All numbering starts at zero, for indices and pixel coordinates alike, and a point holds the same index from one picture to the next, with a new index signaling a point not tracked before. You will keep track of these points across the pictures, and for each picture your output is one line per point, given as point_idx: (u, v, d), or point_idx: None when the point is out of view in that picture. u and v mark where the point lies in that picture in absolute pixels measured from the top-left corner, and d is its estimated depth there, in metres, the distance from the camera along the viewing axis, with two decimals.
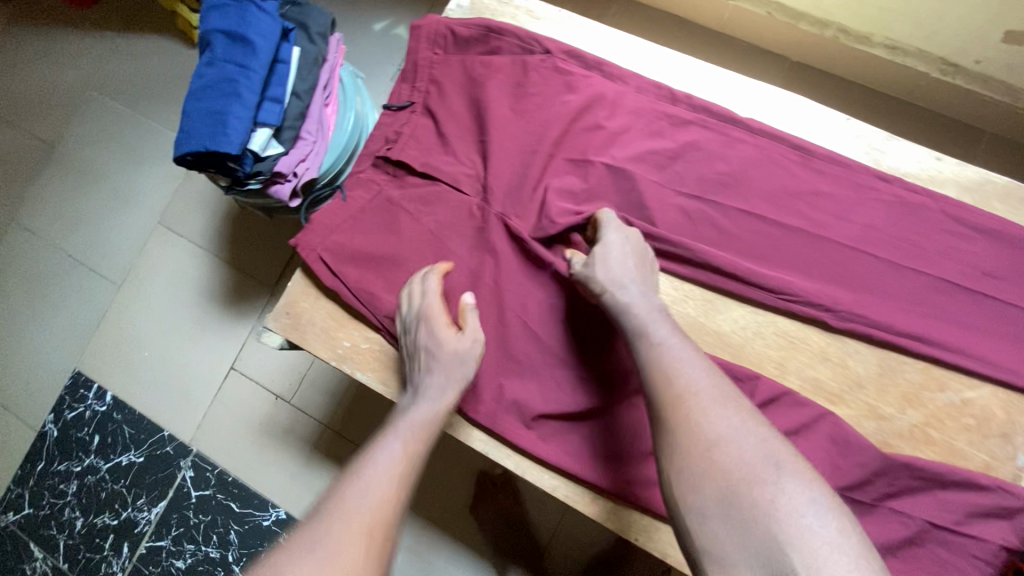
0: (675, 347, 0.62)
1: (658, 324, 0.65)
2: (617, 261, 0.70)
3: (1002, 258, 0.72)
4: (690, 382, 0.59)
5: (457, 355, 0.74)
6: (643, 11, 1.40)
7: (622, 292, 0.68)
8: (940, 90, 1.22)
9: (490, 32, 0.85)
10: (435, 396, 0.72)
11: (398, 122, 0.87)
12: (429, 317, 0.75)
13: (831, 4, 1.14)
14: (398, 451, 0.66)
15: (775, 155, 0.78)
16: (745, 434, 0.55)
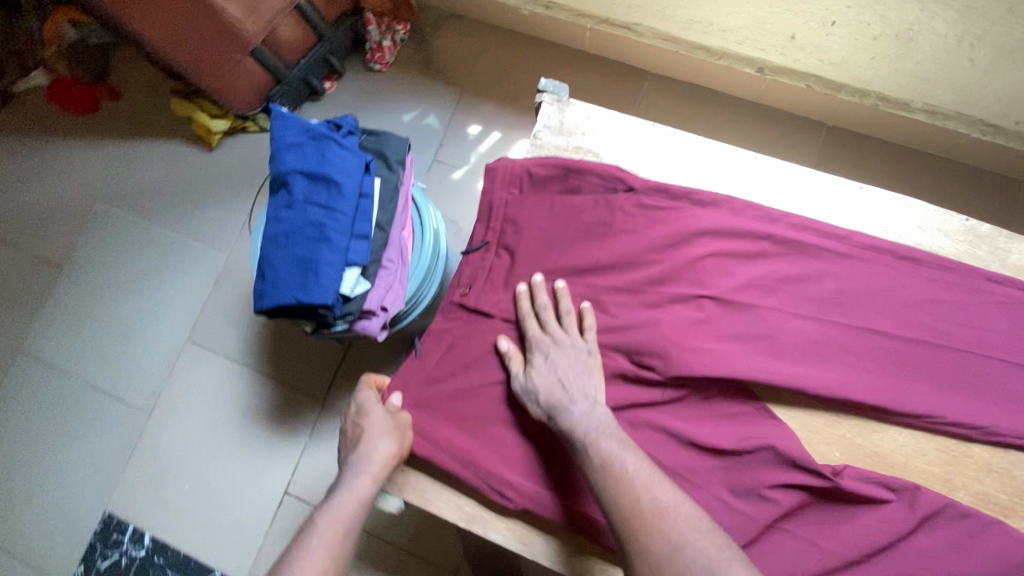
0: (619, 465, 0.62)
1: (600, 439, 0.64)
2: (548, 384, 0.72)
3: None
4: (634, 503, 0.58)
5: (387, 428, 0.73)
6: (675, 85, 1.44)
7: (562, 417, 0.68)
8: (978, 148, 1.26)
9: (571, 172, 0.80)
10: (356, 489, 0.68)
11: (482, 264, 0.84)
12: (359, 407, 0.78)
13: (870, 75, 1.18)
14: (331, 539, 0.63)
15: (906, 262, 0.76)
16: (685, 547, 0.54)
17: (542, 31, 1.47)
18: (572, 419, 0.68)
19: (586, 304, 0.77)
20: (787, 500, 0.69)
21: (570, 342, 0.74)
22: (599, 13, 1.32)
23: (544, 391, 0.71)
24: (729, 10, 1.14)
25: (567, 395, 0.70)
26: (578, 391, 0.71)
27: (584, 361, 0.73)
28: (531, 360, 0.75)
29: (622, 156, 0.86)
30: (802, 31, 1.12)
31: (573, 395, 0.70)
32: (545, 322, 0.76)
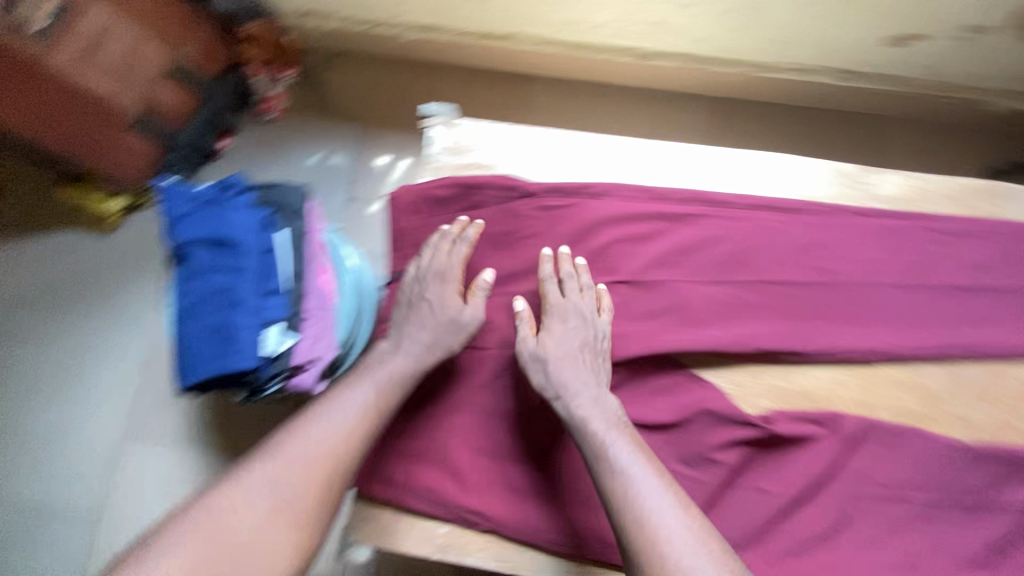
0: (633, 470, 0.65)
1: (615, 438, 0.67)
2: (566, 363, 0.72)
3: (1004, 250, 0.79)
4: (646, 507, 0.62)
5: (452, 324, 0.76)
6: (565, 85, 1.50)
7: (572, 401, 0.71)
8: (844, 94, 1.37)
9: (468, 189, 0.82)
10: (421, 359, 0.75)
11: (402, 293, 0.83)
12: (449, 273, 0.78)
13: (735, 46, 1.27)
14: (364, 404, 0.72)
15: (792, 213, 0.82)
16: (690, 554, 0.59)
17: (427, 55, 1.49)
18: (583, 405, 0.70)
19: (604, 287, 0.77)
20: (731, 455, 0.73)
21: (590, 318, 0.75)
22: (478, 29, 1.35)
23: (558, 372, 0.72)
24: (597, 6, 1.21)
25: (581, 381, 0.71)
26: (591, 375, 0.72)
27: (598, 340, 0.74)
28: (546, 331, 0.75)
29: (519, 166, 0.88)
30: (667, 16, 1.20)
31: (587, 378, 0.72)
32: (568, 297, 0.75)
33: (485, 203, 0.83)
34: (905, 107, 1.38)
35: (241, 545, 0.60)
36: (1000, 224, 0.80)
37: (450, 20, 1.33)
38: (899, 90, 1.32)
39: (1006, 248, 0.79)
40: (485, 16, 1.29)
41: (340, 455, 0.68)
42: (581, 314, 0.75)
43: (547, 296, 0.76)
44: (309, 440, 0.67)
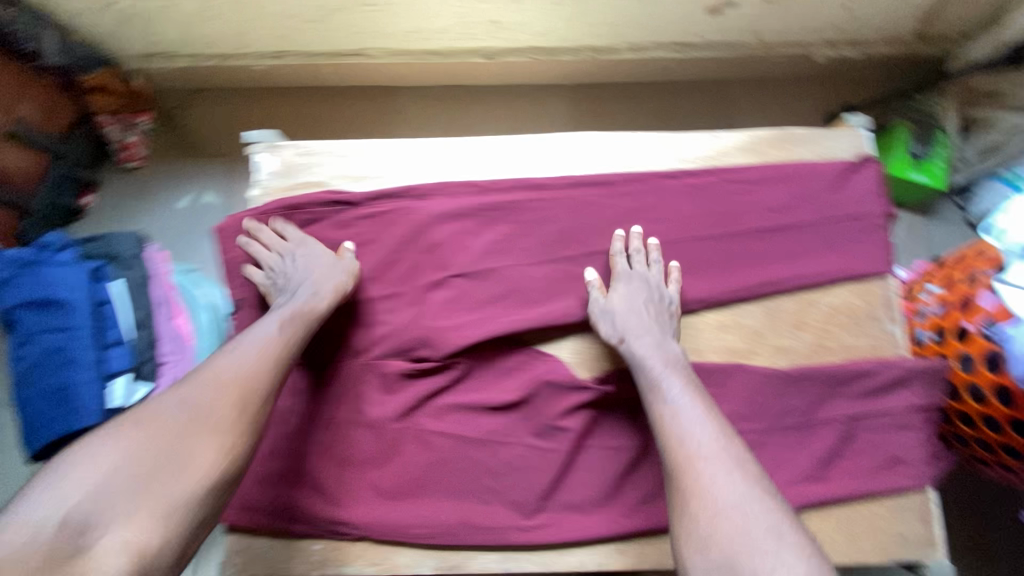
0: (686, 407, 0.69)
1: (672, 376, 0.72)
2: (633, 310, 0.77)
3: (796, 189, 0.87)
4: (693, 436, 0.66)
5: (333, 272, 0.77)
6: (428, 91, 1.53)
7: (636, 341, 0.75)
8: (687, 64, 1.44)
9: (292, 211, 0.83)
10: (317, 294, 0.74)
11: (245, 321, 0.84)
12: (305, 248, 0.80)
13: (573, 33, 1.32)
14: (272, 334, 0.70)
15: (607, 185, 0.87)
16: (729, 481, 0.62)
17: (284, 81, 1.48)
18: (645, 345, 0.74)
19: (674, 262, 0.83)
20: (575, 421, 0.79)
21: (654, 283, 0.80)
22: (327, 49, 1.36)
23: (620, 318, 0.77)
24: (433, 11, 1.24)
25: (643, 329, 0.76)
26: (654, 322, 0.77)
27: (662, 302, 0.79)
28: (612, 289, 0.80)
29: (347, 179, 0.89)
30: (501, 14, 1.25)
31: (651, 323, 0.76)
32: (635, 265, 0.81)
33: (313, 221, 0.84)
34: (743, 69, 1.47)
35: (159, 448, 0.59)
36: (790, 166, 0.87)
37: (295, 42, 1.33)
38: (732, 54, 1.40)
39: (798, 187, 0.87)
40: (331, 35, 1.32)
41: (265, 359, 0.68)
42: (649, 281, 0.80)
43: (618, 263, 0.82)
44: (237, 350, 0.68)
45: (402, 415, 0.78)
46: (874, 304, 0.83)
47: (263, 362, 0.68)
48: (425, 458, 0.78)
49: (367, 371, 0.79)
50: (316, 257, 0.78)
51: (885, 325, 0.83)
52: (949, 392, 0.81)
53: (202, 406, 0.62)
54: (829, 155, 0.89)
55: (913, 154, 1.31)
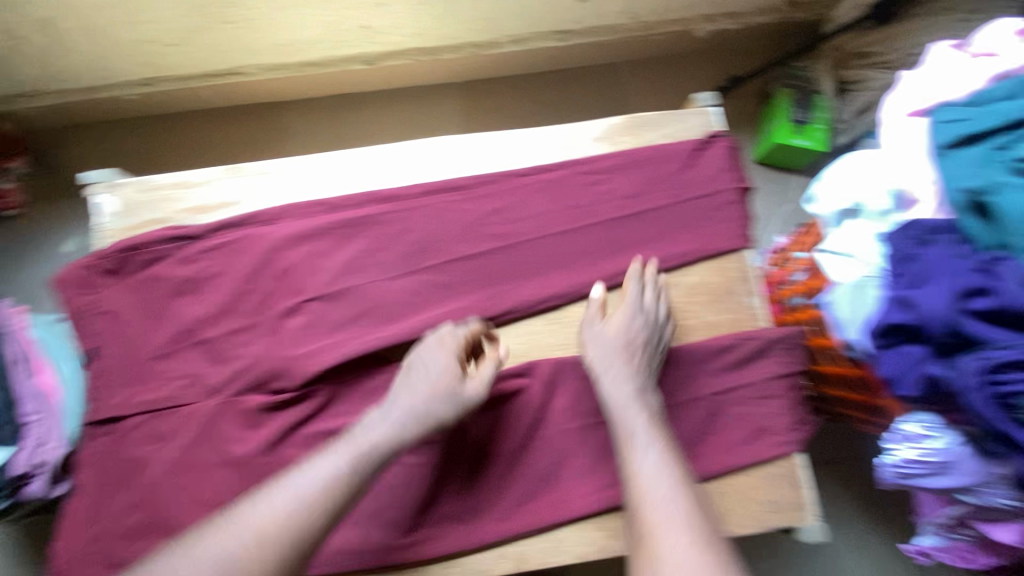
0: (659, 475, 0.66)
1: (650, 428, 0.70)
2: (626, 349, 0.75)
3: (648, 174, 0.87)
4: (660, 506, 0.64)
5: (444, 396, 0.70)
6: (315, 101, 1.50)
7: (618, 383, 0.73)
8: (571, 51, 1.43)
9: (132, 252, 0.80)
10: (390, 421, 0.68)
11: (96, 371, 0.80)
12: (453, 347, 0.73)
13: (448, 31, 1.30)
14: (317, 480, 0.62)
15: (462, 190, 0.86)
16: (690, 554, 0.60)
17: (163, 108, 1.43)
18: (627, 391, 0.72)
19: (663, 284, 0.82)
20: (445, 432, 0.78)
21: (655, 321, 0.78)
22: (199, 71, 1.32)
23: (608, 357, 0.75)
24: (298, 24, 1.20)
25: (630, 369, 0.74)
26: (642, 364, 0.75)
27: (656, 343, 0.77)
28: (611, 317, 0.78)
29: (195, 210, 0.86)
30: (368, 19, 1.22)
31: (637, 367, 0.74)
32: (646, 297, 0.79)
33: (157, 259, 0.81)
34: (628, 51, 1.47)
35: None
36: (640, 152, 0.88)
37: (161, 68, 1.28)
38: (613, 38, 1.39)
39: (650, 172, 0.87)
40: (200, 57, 1.27)
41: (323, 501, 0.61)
42: (655, 320, 0.78)
43: (629, 292, 0.79)
44: (298, 480, 0.62)
45: (265, 450, 0.75)
46: (732, 279, 0.84)
47: (316, 506, 0.61)
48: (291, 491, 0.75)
49: (226, 410, 0.76)
50: (449, 363, 0.72)
51: (743, 299, 0.84)
52: (810, 356, 0.83)
53: (245, 564, 0.56)
54: (676, 135, 0.91)
55: (796, 121, 1.33)
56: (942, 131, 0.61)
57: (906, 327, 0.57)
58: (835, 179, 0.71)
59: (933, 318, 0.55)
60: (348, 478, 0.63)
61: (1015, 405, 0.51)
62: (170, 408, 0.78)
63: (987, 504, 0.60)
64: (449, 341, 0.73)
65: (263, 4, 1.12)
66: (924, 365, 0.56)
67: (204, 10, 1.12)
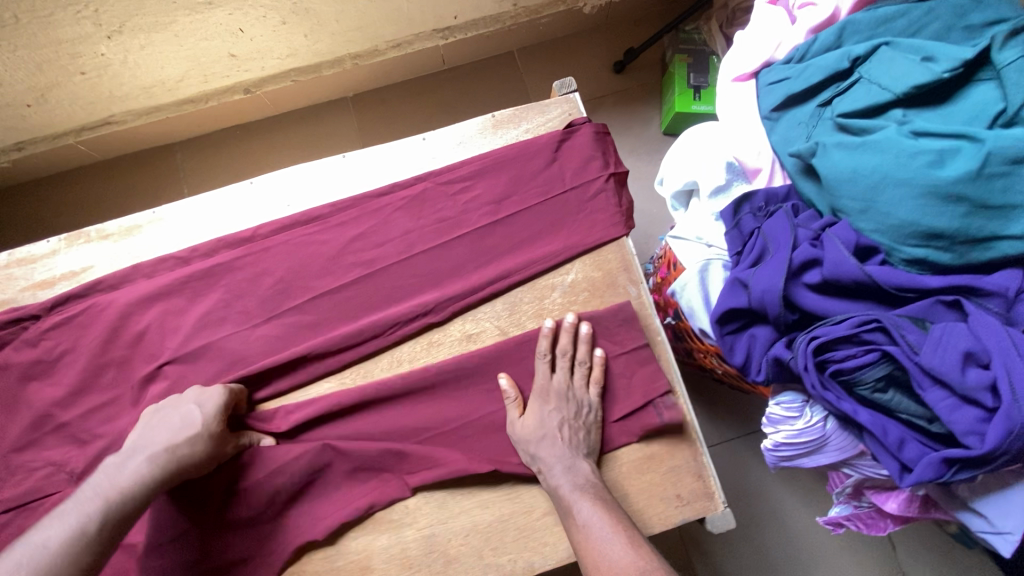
0: (601, 539, 0.62)
1: (584, 501, 0.66)
2: (543, 436, 0.70)
3: (511, 175, 0.83)
4: (610, 568, 0.60)
5: (192, 434, 0.65)
6: (203, 139, 1.42)
7: (549, 475, 0.69)
8: (459, 45, 1.35)
9: None
10: (134, 465, 0.62)
11: None
12: (213, 393, 0.69)
13: (324, 47, 1.21)
14: (35, 553, 0.55)
15: (319, 220, 0.82)
16: None
17: (39, 170, 1.35)
18: (554, 472, 0.69)
19: (581, 325, 0.76)
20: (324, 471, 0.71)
21: (569, 394, 0.73)
22: (69, 126, 1.24)
23: (527, 446, 0.71)
24: (157, 64, 1.10)
25: (555, 451, 0.69)
26: (569, 445, 0.70)
27: (580, 416, 0.73)
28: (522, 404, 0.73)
29: (37, 286, 0.80)
30: (233, 48, 1.12)
31: (561, 448, 0.70)
32: (555, 371, 0.74)
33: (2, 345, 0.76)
34: (519, 38, 1.40)
35: None
36: (500, 155, 0.84)
37: (21, 131, 1.19)
38: (500, 27, 1.32)
39: (513, 173, 0.83)
40: (66, 113, 1.18)
41: (68, 555, 0.56)
42: (568, 391, 0.73)
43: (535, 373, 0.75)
44: (35, 541, 0.56)
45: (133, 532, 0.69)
46: (612, 271, 0.81)
47: (57, 564, 0.55)
48: (158, 566, 0.66)
49: None
50: (210, 407, 0.67)
51: (627, 289, 0.80)
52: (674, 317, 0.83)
53: None
54: (540, 131, 0.88)
55: (693, 86, 1.25)
56: (772, 96, 0.63)
57: (749, 309, 0.57)
58: (673, 161, 0.70)
59: (770, 296, 0.55)
60: (93, 527, 0.58)
61: (856, 381, 0.52)
62: (36, 501, 0.71)
63: (868, 475, 0.60)
64: (210, 392, 0.69)
65: (112, 49, 1.03)
66: (772, 347, 0.57)
67: (52, 65, 1.02)
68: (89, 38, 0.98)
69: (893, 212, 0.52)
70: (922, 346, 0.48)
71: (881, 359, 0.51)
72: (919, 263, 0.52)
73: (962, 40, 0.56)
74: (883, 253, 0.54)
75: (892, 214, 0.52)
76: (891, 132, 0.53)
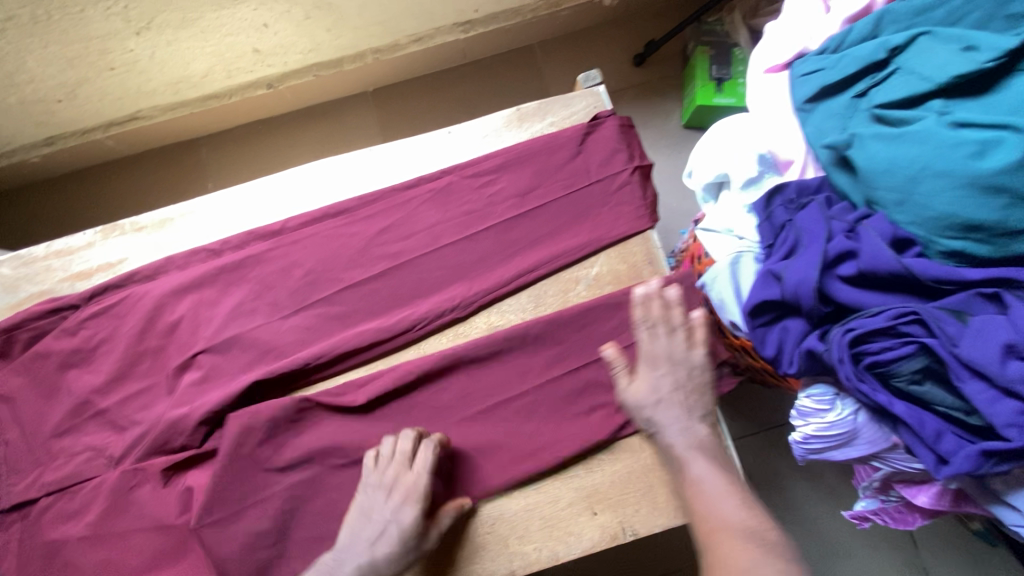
0: (718, 494, 0.60)
1: (701, 460, 0.63)
2: (659, 399, 0.67)
3: (536, 169, 0.84)
4: (724, 519, 0.58)
5: (395, 537, 0.63)
6: (227, 135, 1.44)
7: (665, 434, 0.66)
8: (479, 39, 1.35)
9: (14, 331, 0.78)
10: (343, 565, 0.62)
11: None
12: (409, 499, 0.64)
13: (346, 41, 1.22)
14: None
15: (346, 213, 0.83)
16: (760, 563, 0.53)
17: (69, 164, 1.38)
18: (671, 428, 0.66)
19: (671, 287, 0.71)
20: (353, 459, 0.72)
21: (681, 354, 0.69)
22: (98, 121, 1.26)
23: (639, 406, 0.68)
24: (184, 59, 1.12)
25: (670, 412, 0.67)
26: (685, 406, 0.67)
27: (694, 376, 0.68)
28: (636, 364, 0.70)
29: (74, 277, 0.82)
30: (258, 43, 1.13)
31: (679, 408, 0.67)
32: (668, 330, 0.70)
33: (44, 335, 0.79)
34: (539, 31, 1.40)
35: None
36: (525, 148, 0.84)
37: (54, 126, 1.22)
38: (520, 21, 1.32)
39: (537, 166, 0.84)
40: (95, 108, 1.21)
41: None
42: (687, 352, 0.69)
43: (644, 334, 0.70)
44: None
45: (170, 515, 0.71)
46: (637, 263, 0.81)
47: None
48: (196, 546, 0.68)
49: (126, 479, 0.73)
50: (409, 521, 0.64)
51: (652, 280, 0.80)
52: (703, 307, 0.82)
53: None
54: (564, 124, 0.88)
55: (715, 79, 1.23)
56: (806, 87, 0.63)
57: (782, 301, 0.57)
58: (703, 153, 0.70)
59: (804, 288, 0.55)
60: None
61: (892, 373, 0.52)
62: (78, 484, 0.74)
63: (898, 469, 0.59)
64: (411, 477, 0.66)
65: (141, 45, 1.04)
66: (805, 339, 0.57)
67: (82, 61, 1.04)
68: (118, 34, 1.00)
69: (931, 204, 0.52)
70: (962, 338, 0.49)
71: (918, 351, 0.51)
72: (957, 256, 0.52)
73: (1003, 30, 0.55)
74: (920, 246, 0.54)
75: (930, 206, 0.52)
76: (930, 123, 0.53)
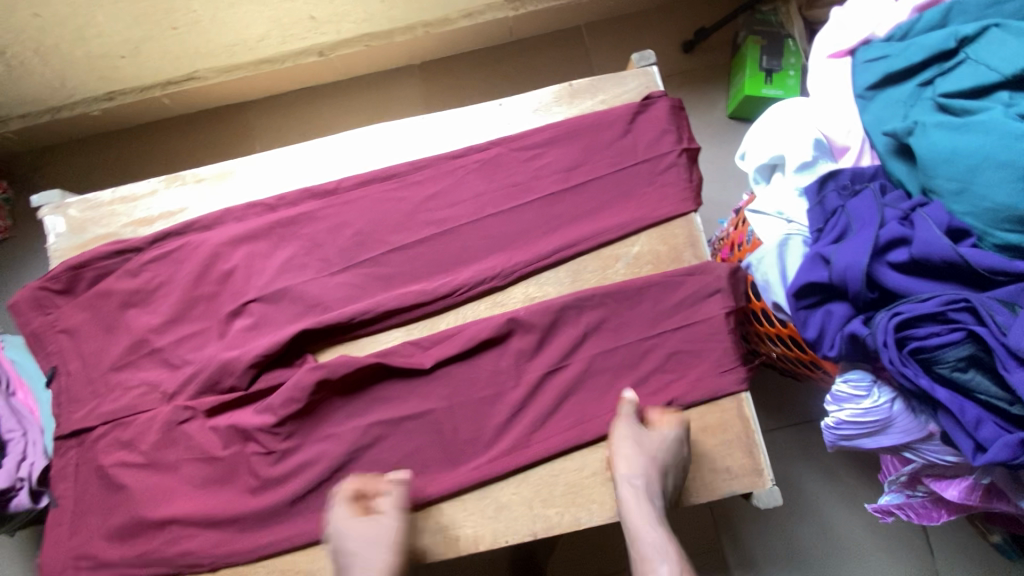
0: None
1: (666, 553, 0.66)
2: (653, 470, 0.69)
3: (583, 146, 0.85)
4: None
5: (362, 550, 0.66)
6: (276, 99, 1.48)
7: (638, 512, 0.68)
8: (528, 18, 1.36)
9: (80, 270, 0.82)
10: None
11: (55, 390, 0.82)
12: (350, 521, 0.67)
13: (398, 13, 1.23)
14: None
15: (396, 178, 0.86)
16: None
17: (126, 120, 1.44)
18: (649, 509, 0.68)
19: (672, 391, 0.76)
20: (391, 411, 0.76)
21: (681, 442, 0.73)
22: (157, 79, 1.30)
23: (636, 469, 0.69)
24: (243, 22, 1.15)
25: (653, 493, 0.69)
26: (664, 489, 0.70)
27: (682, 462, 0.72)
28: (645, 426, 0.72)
29: (136, 223, 0.87)
30: (314, 10, 1.15)
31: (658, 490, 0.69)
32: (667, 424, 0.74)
33: (108, 275, 0.84)
34: (588, 13, 1.39)
35: None
36: (574, 125, 0.85)
37: (115, 81, 1.27)
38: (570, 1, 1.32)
39: (585, 143, 0.85)
40: (155, 66, 1.24)
41: None
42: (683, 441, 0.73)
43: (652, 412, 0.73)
44: None
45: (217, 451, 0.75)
46: (678, 245, 0.82)
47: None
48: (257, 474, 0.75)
49: (178, 414, 0.77)
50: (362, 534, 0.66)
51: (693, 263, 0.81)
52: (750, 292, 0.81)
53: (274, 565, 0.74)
54: (613, 104, 0.89)
55: (765, 70, 1.21)
56: (869, 73, 0.64)
57: (829, 284, 0.58)
58: (756, 137, 0.71)
59: (853, 272, 0.55)
60: None
61: (936, 359, 0.53)
62: (133, 416, 0.79)
63: (931, 461, 0.60)
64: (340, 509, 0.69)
65: (204, 7, 1.08)
66: (849, 323, 0.57)
67: (147, 18, 1.08)
68: None
69: (990, 195, 0.52)
70: (1012, 327, 0.49)
71: (966, 339, 0.52)
72: (1011, 249, 0.53)
73: None
74: (975, 237, 0.54)
75: (989, 197, 0.52)
76: (997, 114, 0.53)
